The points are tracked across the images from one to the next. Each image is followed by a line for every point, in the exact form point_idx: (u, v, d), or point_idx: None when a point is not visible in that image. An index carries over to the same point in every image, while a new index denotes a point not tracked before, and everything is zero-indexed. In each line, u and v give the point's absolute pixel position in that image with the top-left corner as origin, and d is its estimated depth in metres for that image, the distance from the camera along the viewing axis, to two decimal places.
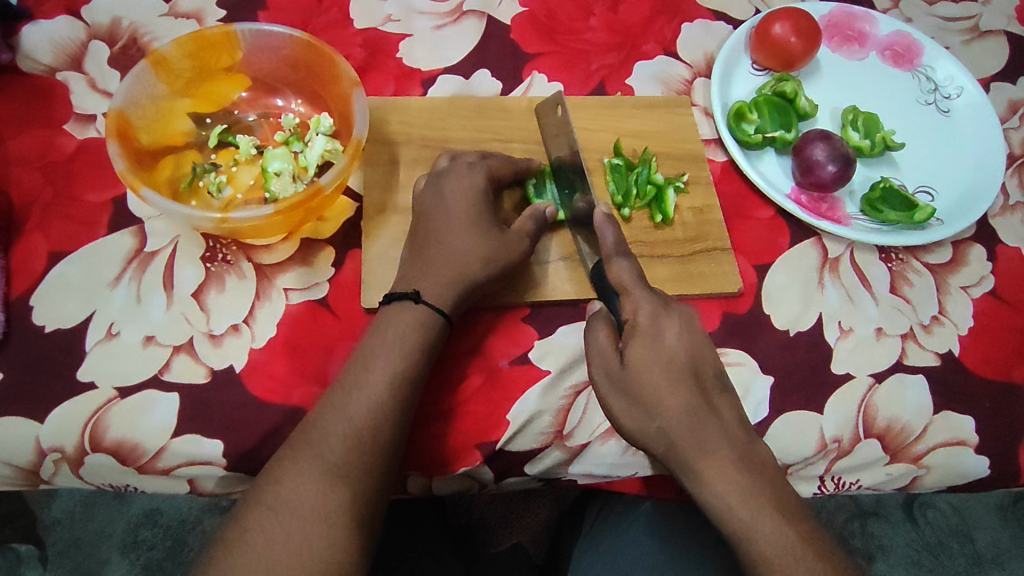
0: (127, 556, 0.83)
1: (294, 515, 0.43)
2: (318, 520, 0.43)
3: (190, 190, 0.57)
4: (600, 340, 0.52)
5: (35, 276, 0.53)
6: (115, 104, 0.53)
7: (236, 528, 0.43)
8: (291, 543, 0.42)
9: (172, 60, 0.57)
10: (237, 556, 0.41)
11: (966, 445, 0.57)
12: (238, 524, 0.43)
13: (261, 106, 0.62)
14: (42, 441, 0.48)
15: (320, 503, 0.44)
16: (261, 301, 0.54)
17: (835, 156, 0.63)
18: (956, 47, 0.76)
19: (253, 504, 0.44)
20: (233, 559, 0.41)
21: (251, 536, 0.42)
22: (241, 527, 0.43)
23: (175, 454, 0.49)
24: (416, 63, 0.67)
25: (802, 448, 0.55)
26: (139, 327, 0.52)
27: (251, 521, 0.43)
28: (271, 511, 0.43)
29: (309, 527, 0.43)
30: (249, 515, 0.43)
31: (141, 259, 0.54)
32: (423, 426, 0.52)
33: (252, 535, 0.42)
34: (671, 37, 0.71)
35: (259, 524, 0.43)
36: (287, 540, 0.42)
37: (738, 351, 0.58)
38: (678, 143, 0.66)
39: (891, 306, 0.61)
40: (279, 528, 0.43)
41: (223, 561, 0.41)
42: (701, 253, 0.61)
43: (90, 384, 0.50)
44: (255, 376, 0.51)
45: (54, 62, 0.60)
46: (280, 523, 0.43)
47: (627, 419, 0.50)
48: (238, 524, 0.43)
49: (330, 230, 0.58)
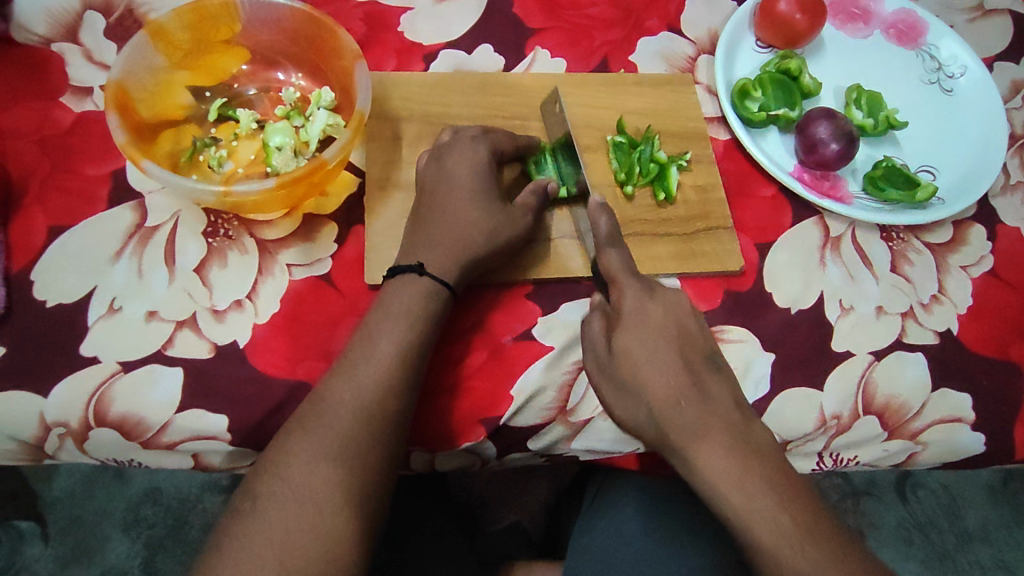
0: (128, 533, 0.84)
1: (304, 486, 0.43)
2: (327, 490, 0.43)
3: (190, 165, 0.56)
4: (593, 325, 0.53)
5: (35, 251, 0.52)
6: (113, 75, 0.52)
7: (247, 498, 0.43)
8: (301, 512, 0.42)
9: (171, 31, 0.56)
10: (249, 526, 0.42)
11: (963, 422, 0.57)
12: (249, 495, 0.43)
13: (261, 79, 0.61)
14: (46, 415, 0.48)
15: (329, 474, 0.44)
16: (264, 276, 0.54)
17: (839, 134, 0.63)
18: (960, 26, 0.75)
19: (263, 475, 0.44)
20: (247, 529, 0.42)
21: (261, 505, 0.43)
22: (251, 496, 0.43)
23: (181, 428, 0.49)
24: (417, 38, 0.66)
25: (802, 425, 0.56)
26: (142, 302, 0.52)
27: (261, 491, 0.43)
28: (280, 481, 0.43)
29: (318, 497, 0.43)
30: (259, 485, 0.43)
31: (142, 233, 0.54)
32: (428, 401, 0.53)
33: (263, 504, 0.42)
34: (675, 13, 0.71)
35: (269, 494, 0.43)
36: (297, 509, 0.42)
37: (740, 329, 0.59)
38: (682, 121, 0.66)
39: (892, 284, 0.61)
40: (289, 497, 0.43)
41: (233, 530, 0.42)
42: (703, 231, 0.61)
43: (93, 359, 0.50)
44: (259, 351, 0.51)
45: (48, 32, 0.59)
46: (289, 492, 0.43)
47: (620, 403, 0.51)
48: (248, 494, 0.43)
49: (332, 205, 0.57)
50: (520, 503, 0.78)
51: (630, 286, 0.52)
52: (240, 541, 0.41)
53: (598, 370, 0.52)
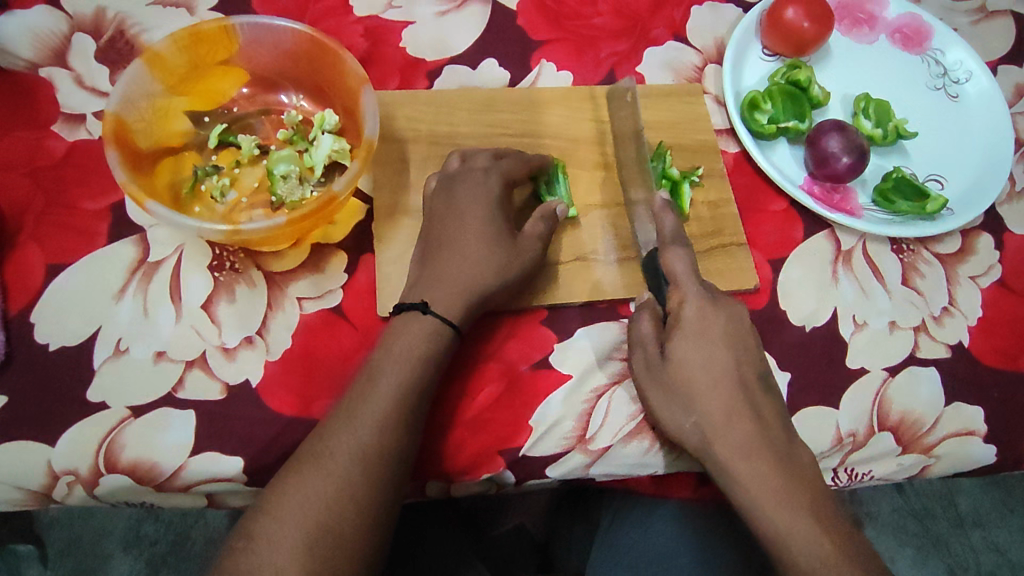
0: (130, 551, 0.83)
1: (299, 525, 0.42)
2: (323, 532, 0.42)
3: (192, 196, 0.54)
4: (642, 330, 0.53)
5: (33, 291, 0.51)
6: (110, 107, 0.49)
7: (243, 536, 0.42)
8: (294, 555, 0.41)
9: (167, 57, 0.53)
10: (241, 565, 0.41)
11: (975, 435, 0.58)
12: (245, 532, 0.42)
13: (262, 103, 0.59)
14: (55, 464, 0.47)
15: (325, 515, 0.42)
16: (274, 311, 0.52)
17: (850, 147, 0.62)
18: (964, 29, 0.75)
19: (259, 513, 0.43)
20: (239, 569, 0.41)
21: (255, 545, 0.41)
22: (247, 535, 0.42)
23: (195, 472, 0.48)
24: (419, 52, 0.64)
25: (819, 443, 0.56)
26: (149, 342, 0.50)
27: (256, 530, 0.42)
28: (276, 521, 0.42)
29: (314, 539, 0.42)
30: (255, 524, 0.42)
31: (145, 269, 0.52)
32: (435, 435, 0.52)
33: (257, 544, 0.41)
34: (681, 21, 0.69)
35: (263, 533, 0.42)
36: (291, 551, 0.41)
37: (755, 348, 0.58)
38: (692, 134, 0.65)
39: (904, 298, 0.61)
40: (283, 537, 0.42)
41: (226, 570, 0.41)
42: (717, 249, 0.61)
43: (102, 404, 0.48)
44: (271, 390, 0.50)
45: (36, 57, 0.57)
46: (285, 532, 0.42)
47: (665, 416, 0.50)
48: (243, 533, 0.42)
49: (341, 233, 0.56)
50: (522, 507, 0.78)
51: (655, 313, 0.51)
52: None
53: (646, 375, 0.52)
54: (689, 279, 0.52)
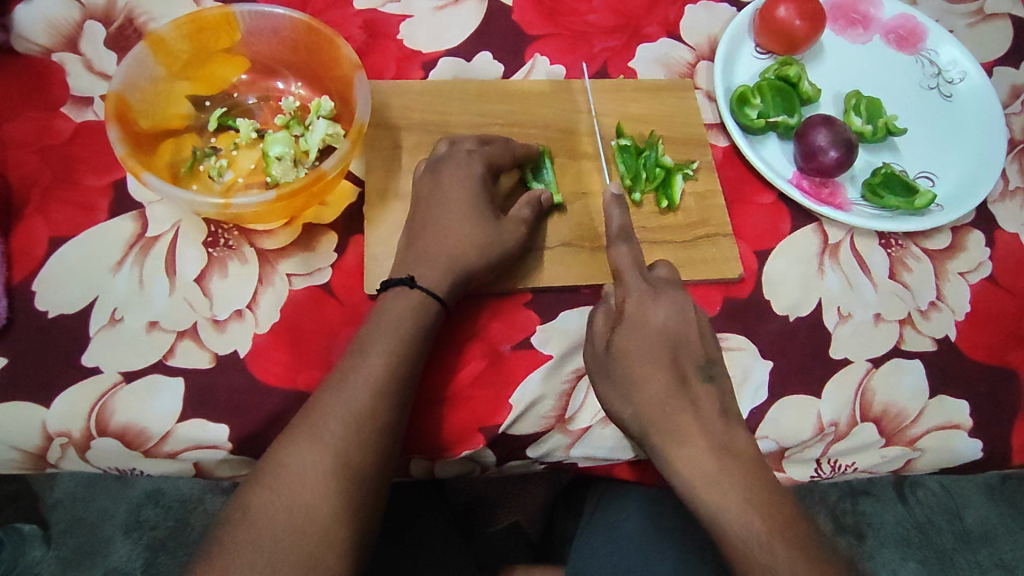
0: (130, 535, 0.84)
1: (296, 493, 0.43)
2: (319, 500, 0.43)
3: (190, 175, 0.57)
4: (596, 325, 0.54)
5: (36, 261, 0.53)
6: (113, 86, 0.52)
7: (239, 508, 0.43)
8: (293, 521, 0.42)
9: (170, 42, 0.56)
10: (239, 535, 0.42)
11: (960, 429, 0.57)
12: (242, 503, 0.43)
13: (261, 89, 0.61)
14: (49, 426, 0.48)
15: (321, 484, 0.43)
16: (264, 286, 0.54)
17: (837, 141, 0.63)
18: (961, 31, 0.75)
19: (255, 485, 0.44)
20: (237, 538, 0.41)
21: (253, 514, 0.42)
22: (243, 506, 0.43)
23: (181, 438, 0.49)
24: (417, 45, 0.66)
25: (801, 431, 0.56)
26: (143, 312, 0.52)
27: (253, 500, 0.43)
28: (273, 491, 0.43)
29: (311, 508, 0.43)
30: (251, 494, 0.43)
31: (143, 243, 0.54)
32: (423, 412, 0.53)
33: (254, 513, 0.42)
34: (674, 19, 0.71)
35: (260, 503, 0.43)
36: (289, 519, 0.42)
37: (739, 336, 0.59)
38: (680, 127, 0.66)
39: (890, 291, 0.62)
40: (280, 506, 0.43)
41: (225, 539, 0.42)
42: (702, 239, 0.62)
43: (95, 370, 0.50)
44: (259, 362, 0.52)
45: (50, 43, 0.59)
46: (282, 501, 0.43)
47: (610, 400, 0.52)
48: (240, 504, 0.43)
49: (332, 214, 0.58)
50: (517, 504, 0.78)
51: (629, 328, 0.51)
52: (231, 551, 0.41)
53: (595, 369, 0.53)
54: (630, 272, 0.53)
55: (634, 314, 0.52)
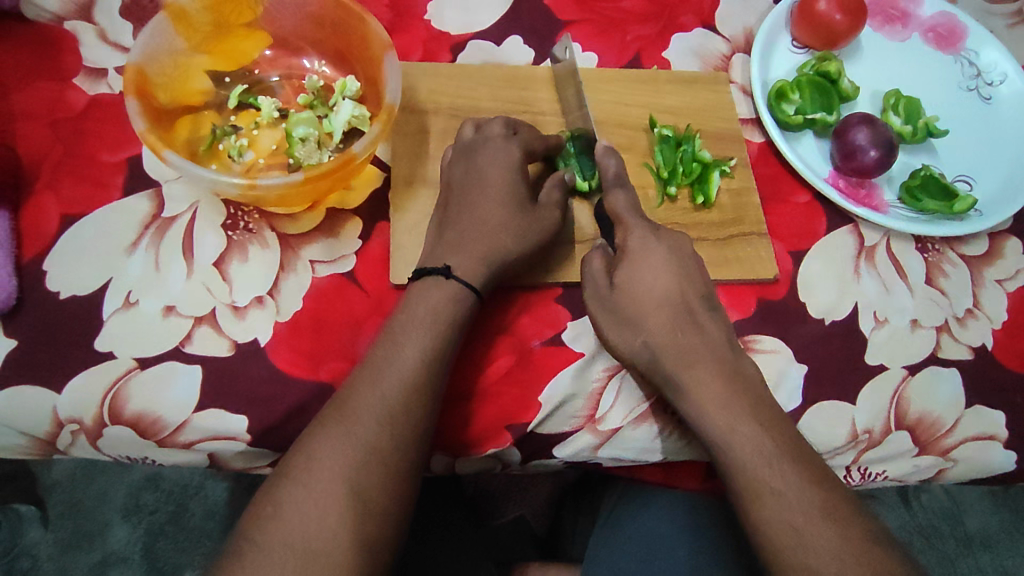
0: (128, 519, 0.83)
1: (327, 488, 0.41)
2: (351, 498, 0.41)
3: (209, 153, 0.54)
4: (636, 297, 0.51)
5: (48, 239, 0.50)
6: (132, 58, 0.49)
7: (268, 502, 0.41)
8: (326, 519, 0.40)
9: (192, 13, 0.53)
10: (270, 531, 0.39)
11: (995, 440, 0.56)
12: (271, 497, 0.41)
13: (284, 66, 0.59)
14: (59, 412, 0.46)
15: (353, 479, 0.41)
16: (286, 272, 0.52)
17: (879, 141, 0.61)
18: (1000, 32, 0.73)
19: (286, 479, 0.41)
20: (269, 534, 0.39)
21: (284, 511, 0.40)
22: (272, 500, 0.41)
23: (198, 428, 0.47)
24: (445, 27, 0.63)
25: (834, 438, 0.55)
26: (159, 296, 0.50)
27: (284, 495, 0.41)
28: (304, 487, 0.41)
29: (343, 505, 0.41)
30: (281, 489, 0.41)
31: (159, 224, 0.52)
32: (451, 408, 0.51)
33: (284, 509, 0.40)
34: (709, 8, 0.68)
35: (291, 498, 0.41)
36: (321, 515, 0.40)
37: (773, 339, 0.57)
38: (717, 122, 0.64)
39: (927, 297, 0.60)
40: (312, 502, 0.40)
41: (254, 535, 0.39)
42: (736, 237, 0.60)
43: (108, 356, 0.48)
44: (280, 351, 0.50)
45: (63, 10, 0.57)
46: (312, 497, 0.41)
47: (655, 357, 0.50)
48: (270, 498, 0.41)
49: (357, 200, 0.55)
50: (525, 497, 0.78)
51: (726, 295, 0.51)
52: (261, 548, 0.39)
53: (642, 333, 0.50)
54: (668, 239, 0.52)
55: (683, 280, 0.51)
